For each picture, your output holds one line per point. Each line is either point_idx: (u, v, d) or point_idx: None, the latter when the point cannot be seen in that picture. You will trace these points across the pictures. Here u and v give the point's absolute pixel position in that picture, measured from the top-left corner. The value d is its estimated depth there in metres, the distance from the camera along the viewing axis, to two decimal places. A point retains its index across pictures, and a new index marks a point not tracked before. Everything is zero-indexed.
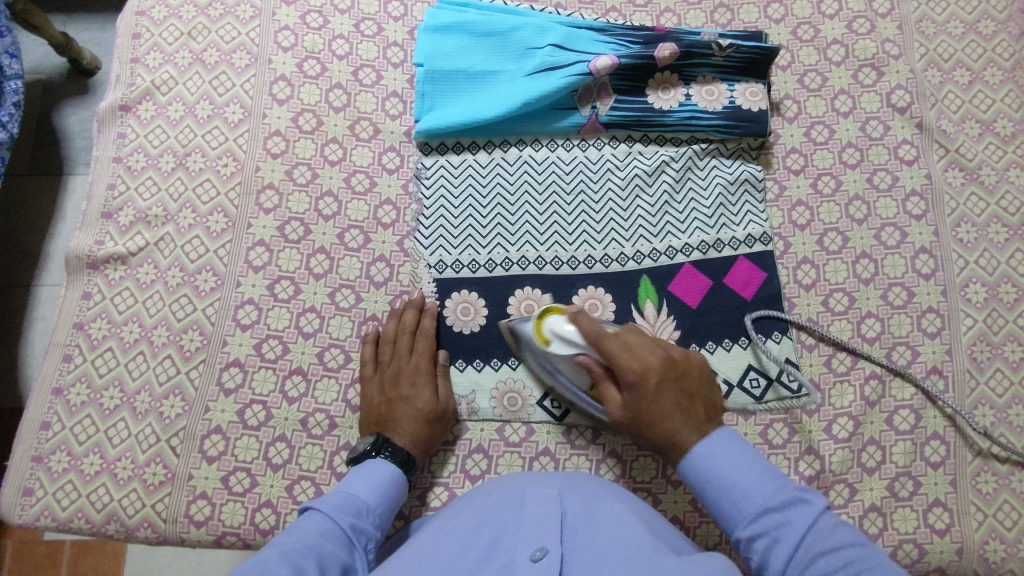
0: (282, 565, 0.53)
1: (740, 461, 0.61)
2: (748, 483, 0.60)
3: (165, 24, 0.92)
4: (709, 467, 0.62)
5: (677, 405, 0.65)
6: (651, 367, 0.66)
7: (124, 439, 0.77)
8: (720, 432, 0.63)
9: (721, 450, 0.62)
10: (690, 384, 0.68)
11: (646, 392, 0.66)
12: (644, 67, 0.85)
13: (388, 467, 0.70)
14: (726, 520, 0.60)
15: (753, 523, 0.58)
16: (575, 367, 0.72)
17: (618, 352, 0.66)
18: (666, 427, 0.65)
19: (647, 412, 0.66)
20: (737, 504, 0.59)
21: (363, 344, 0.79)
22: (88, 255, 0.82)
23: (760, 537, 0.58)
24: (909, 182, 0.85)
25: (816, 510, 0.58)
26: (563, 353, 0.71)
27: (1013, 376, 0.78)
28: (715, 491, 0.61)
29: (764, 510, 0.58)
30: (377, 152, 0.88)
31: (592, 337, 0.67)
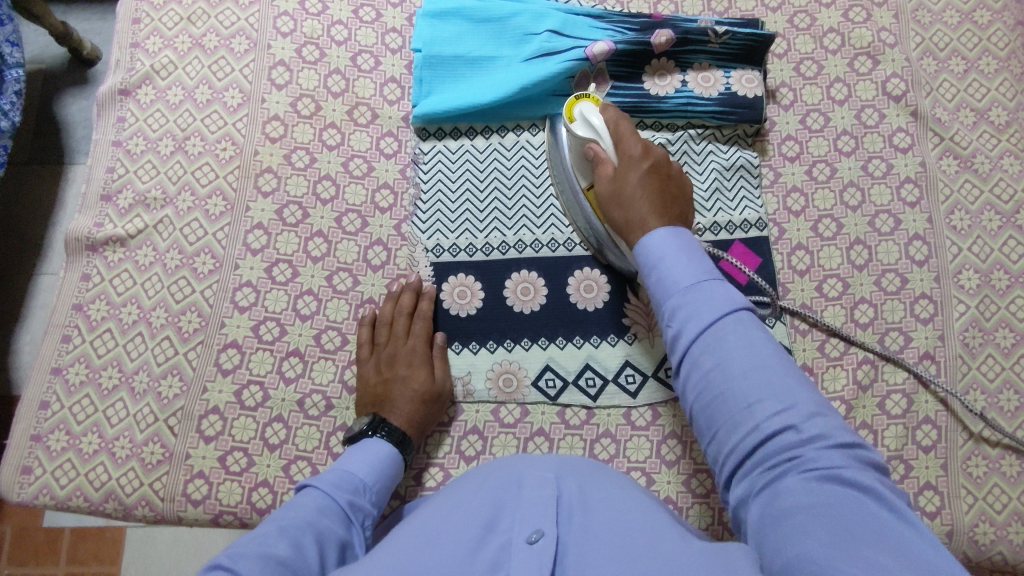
0: (281, 541, 0.54)
1: (683, 253, 0.59)
2: (684, 267, 0.58)
3: (164, 9, 0.92)
4: (659, 248, 0.61)
5: (658, 190, 0.69)
6: (647, 154, 0.71)
7: (122, 418, 0.78)
8: (677, 228, 0.63)
9: (671, 237, 0.61)
10: (677, 190, 0.70)
11: (632, 168, 0.71)
12: (641, 52, 0.86)
13: (384, 447, 0.71)
14: (657, 297, 0.59)
15: (678, 300, 0.57)
16: (584, 158, 0.78)
17: (628, 132, 0.72)
18: (633, 208, 0.68)
19: (624, 191, 0.70)
20: (670, 283, 0.58)
21: (360, 326, 0.80)
22: (87, 237, 0.83)
23: (681, 311, 0.56)
24: (903, 169, 0.86)
25: (739, 304, 0.55)
26: (581, 134, 0.76)
27: (1004, 361, 0.79)
28: (654, 269, 0.60)
29: (692, 289, 0.56)
30: (375, 137, 0.88)
31: (612, 120, 0.74)
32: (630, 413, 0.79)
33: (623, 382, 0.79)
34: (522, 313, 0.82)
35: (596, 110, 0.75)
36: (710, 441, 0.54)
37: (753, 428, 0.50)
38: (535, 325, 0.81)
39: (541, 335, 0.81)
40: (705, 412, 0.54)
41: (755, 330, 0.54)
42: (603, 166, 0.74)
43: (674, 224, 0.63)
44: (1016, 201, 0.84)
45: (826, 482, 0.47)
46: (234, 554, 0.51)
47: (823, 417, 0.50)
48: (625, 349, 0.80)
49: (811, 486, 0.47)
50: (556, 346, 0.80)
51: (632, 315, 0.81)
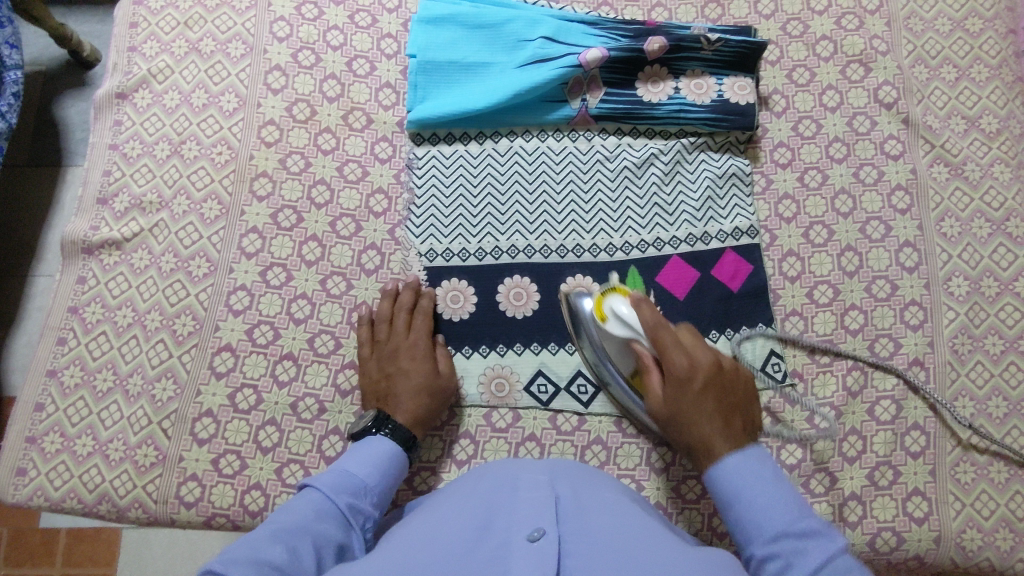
0: (276, 546, 0.55)
1: (761, 475, 0.63)
2: (766, 506, 0.61)
3: (162, 13, 0.93)
4: (734, 480, 0.63)
5: (715, 410, 0.68)
6: (700, 366, 0.68)
7: (116, 421, 0.78)
8: (754, 449, 0.65)
9: (748, 460, 0.64)
10: (734, 397, 0.70)
11: (685, 392, 0.68)
12: (634, 60, 0.87)
13: (388, 444, 0.70)
14: (739, 539, 0.61)
15: (766, 548, 0.59)
16: (625, 351, 0.75)
17: (670, 346, 0.68)
18: (699, 431, 0.67)
19: (685, 412, 0.68)
20: (750, 519, 0.61)
21: (359, 326, 0.80)
22: (82, 240, 0.83)
23: (772, 559, 0.58)
24: (894, 176, 0.86)
25: (836, 548, 0.57)
26: (618, 333, 0.74)
27: (993, 368, 0.79)
28: (732, 506, 0.62)
29: (781, 536, 0.59)
30: (369, 142, 0.89)
31: (648, 325, 0.69)
32: (622, 419, 0.79)
33: None
34: (515, 318, 0.82)
35: (626, 304, 0.73)
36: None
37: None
38: (528, 331, 0.82)
39: (533, 341, 0.81)
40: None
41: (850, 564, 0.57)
42: (649, 369, 0.72)
43: (746, 445, 0.65)
44: (1006, 208, 0.84)
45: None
46: (229, 558, 0.53)
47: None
48: None
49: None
50: (549, 352, 0.81)
51: None
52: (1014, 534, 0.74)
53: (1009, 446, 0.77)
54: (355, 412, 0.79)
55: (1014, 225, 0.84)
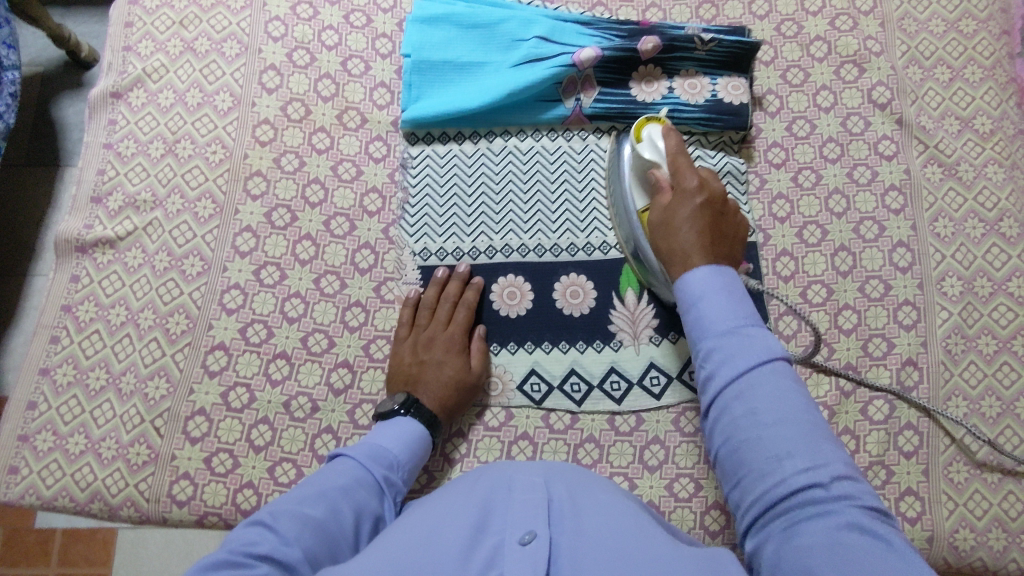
0: (319, 504, 0.59)
1: (722, 288, 0.57)
2: (720, 311, 0.56)
3: (157, 13, 0.93)
4: (698, 283, 0.58)
5: (706, 226, 0.65)
6: (707, 186, 0.68)
7: (108, 420, 0.78)
8: (724, 268, 0.59)
9: (715, 274, 0.58)
10: (728, 229, 0.67)
11: (684, 202, 0.67)
12: (628, 59, 0.87)
13: (418, 428, 0.72)
14: (691, 336, 0.57)
15: (713, 343, 0.55)
16: (644, 180, 0.75)
17: (684, 164, 0.69)
18: (678, 238, 0.65)
19: (674, 219, 0.67)
20: (706, 323, 0.56)
21: (403, 305, 0.82)
22: (76, 239, 0.83)
23: (716, 353, 0.54)
24: (888, 176, 0.87)
25: (775, 352, 0.53)
26: (645, 156, 0.74)
27: (986, 368, 0.79)
28: (693, 307, 0.58)
29: (728, 335, 0.54)
30: (364, 141, 0.89)
31: (670, 151, 0.72)
32: (615, 417, 0.79)
33: (608, 389, 0.80)
34: (509, 316, 0.82)
35: (662, 135, 0.74)
36: (733, 486, 0.53)
37: (779, 481, 0.49)
38: (522, 330, 0.82)
39: (527, 340, 0.82)
40: (730, 456, 0.52)
41: (786, 374, 0.53)
42: (658, 189, 0.72)
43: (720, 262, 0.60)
44: (999, 209, 0.85)
45: (851, 529, 0.46)
46: (277, 511, 0.58)
47: (853, 478, 0.49)
48: (611, 355, 0.81)
49: (832, 533, 0.46)
50: (542, 351, 0.81)
51: (618, 322, 0.82)
52: (1007, 533, 0.74)
53: (1003, 446, 0.76)
54: (348, 410, 0.79)
55: (1007, 226, 0.84)
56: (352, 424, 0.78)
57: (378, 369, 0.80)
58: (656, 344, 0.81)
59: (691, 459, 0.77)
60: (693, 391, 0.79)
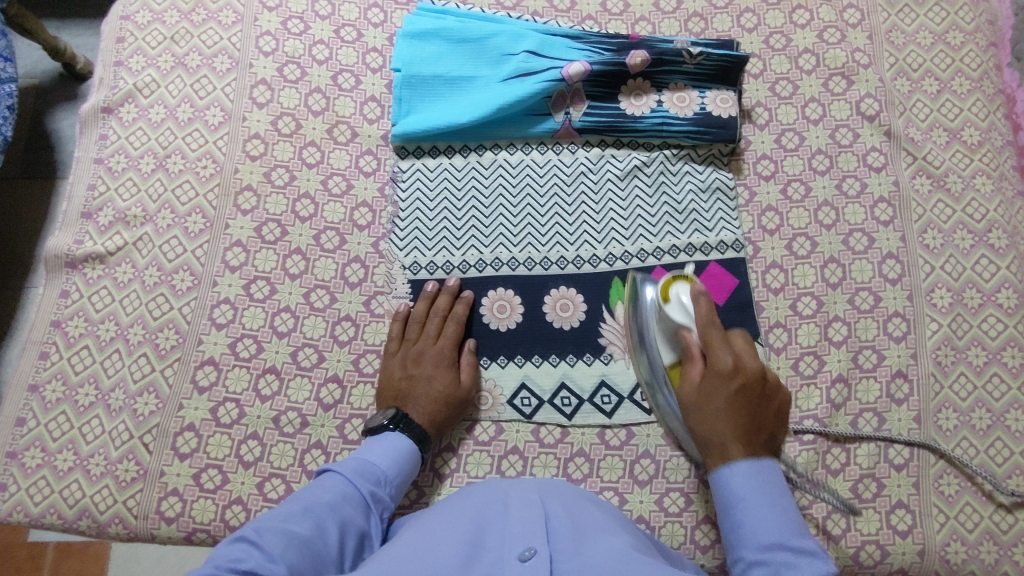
0: (305, 521, 0.59)
1: (761, 491, 0.62)
2: (758, 520, 0.61)
3: (148, 28, 0.93)
4: (735, 488, 0.63)
5: (744, 414, 0.67)
6: (741, 367, 0.68)
7: (97, 436, 0.78)
8: (766, 462, 0.64)
9: (753, 473, 0.63)
10: (767, 411, 0.68)
11: (718, 386, 0.68)
12: (616, 74, 0.87)
13: (407, 443, 0.72)
14: (733, 540, 0.62)
15: (756, 554, 0.59)
16: (672, 339, 0.74)
17: (717, 341, 0.68)
18: (715, 423, 0.67)
19: (711, 404, 0.68)
20: (747, 530, 0.61)
21: (393, 320, 0.82)
22: (66, 254, 0.83)
23: (762, 566, 0.58)
24: (877, 188, 0.87)
25: (824, 570, 0.56)
26: (674, 319, 0.73)
27: (976, 380, 0.79)
28: (732, 509, 0.63)
29: (771, 549, 0.59)
30: (354, 155, 0.89)
31: (700, 320, 0.70)
32: (605, 431, 0.79)
33: (599, 402, 0.79)
34: (499, 331, 0.82)
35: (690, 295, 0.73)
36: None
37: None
38: (512, 343, 0.82)
39: (517, 354, 0.81)
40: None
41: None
42: (689, 358, 0.71)
43: (759, 456, 0.65)
44: (988, 220, 0.85)
45: None
46: (262, 528, 0.57)
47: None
48: (602, 368, 0.81)
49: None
50: (532, 364, 0.81)
51: (608, 335, 0.82)
52: (998, 546, 0.74)
53: (993, 458, 0.76)
54: (338, 425, 0.79)
55: (996, 237, 0.84)
56: (342, 439, 0.78)
57: (367, 384, 0.80)
58: None
59: (681, 473, 0.77)
60: None
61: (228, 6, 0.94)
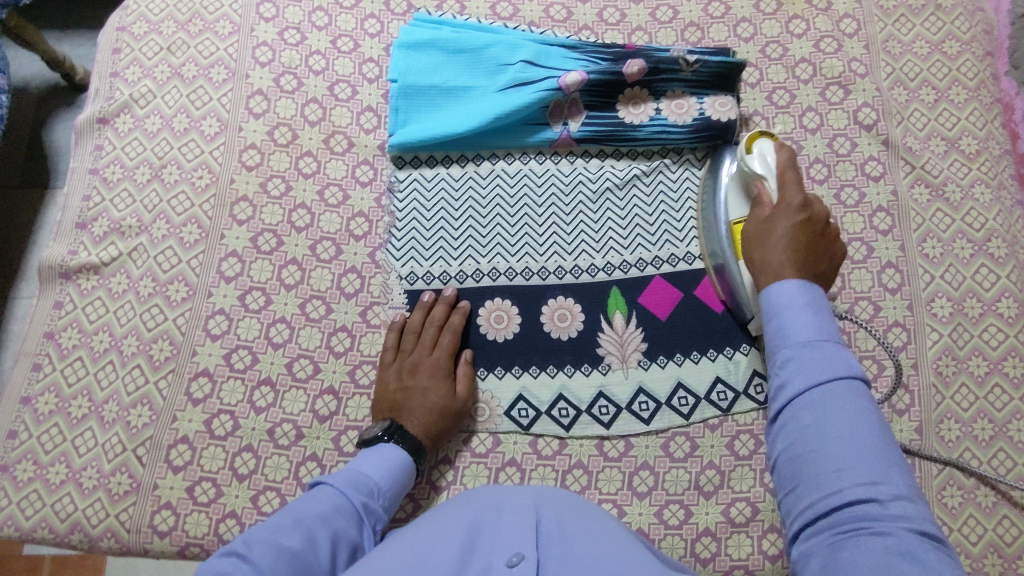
0: (295, 534, 0.58)
1: (810, 306, 0.54)
2: (801, 326, 0.53)
3: (145, 39, 0.93)
4: (784, 299, 0.55)
5: (802, 243, 0.62)
6: (810, 203, 0.65)
7: (90, 448, 0.77)
8: (812, 285, 0.56)
9: (801, 290, 0.55)
10: (826, 251, 0.63)
11: (782, 217, 0.65)
12: (613, 83, 0.87)
13: (401, 454, 0.71)
14: (769, 347, 0.54)
15: (790, 352, 0.52)
16: (745, 193, 0.77)
17: (790, 181, 0.66)
18: (771, 250, 0.62)
19: (769, 226, 0.65)
20: (787, 333, 0.53)
21: (388, 331, 0.81)
22: (60, 265, 0.83)
23: (792, 362, 0.52)
24: (875, 198, 0.86)
25: (850, 371, 0.50)
26: (754, 168, 0.74)
27: (978, 391, 0.79)
28: (775, 318, 0.55)
29: (807, 346, 0.51)
30: (351, 165, 0.89)
31: (779, 167, 0.70)
32: (604, 442, 0.78)
33: (597, 413, 0.79)
34: (496, 341, 0.82)
35: (773, 152, 0.74)
36: (788, 492, 0.50)
37: (834, 492, 0.46)
38: (509, 353, 0.81)
39: (514, 364, 0.81)
40: (790, 462, 0.50)
41: (860, 392, 0.49)
42: (760, 204, 0.70)
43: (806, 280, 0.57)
44: (987, 229, 0.84)
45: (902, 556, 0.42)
46: (250, 542, 0.56)
47: (913, 501, 0.45)
48: (600, 379, 0.80)
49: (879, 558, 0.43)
50: (530, 375, 0.80)
51: (606, 345, 0.81)
52: (1002, 560, 0.73)
53: (996, 470, 0.76)
54: (333, 437, 0.78)
55: (996, 246, 0.84)
56: (337, 451, 0.77)
57: (363, 396, 0.80)
58: (645, 368, 0.80)
59: (681, 485, 0.76)
60: (683, 417, 0.78)
61: (225, 17, 0.94)
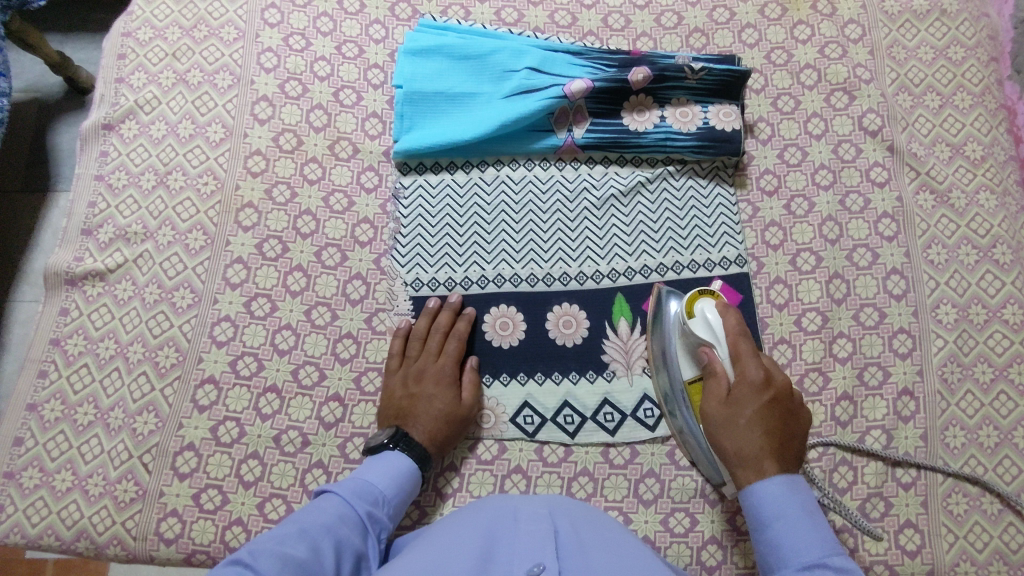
0: (301, 544, 0.58)
1: (800, 512, 0.63)
2: (799, 540, 0.61)
3: (150, 45, 0.93)
4: (767, 501, 0.64)
5: (771, 426, 0.67)
6: (769, 381, 0.69)
7: (96, 455, 0.77)
8: (793, 478, 0.66)
9: (789, 489, 0.64)
10: (793, 427, 0.69)
11: (749, 398, 0.69)
12: (619, 90, 0.87)
13: (405, 461, 0.71)
14: (770, 560, 0.62)
15: (797, 574, 0.59)
16: (694, 354, 0.75)
17: (747, 353, 0.69)
18: (745, 440, 0.67)
19: (737, 410, 0.69)
20: (788, 549, 0.61)
21: (394, 337, 0.81)
22: (66, 272, 0.83)
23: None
24: (880, 204, 0.86)
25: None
26: (698, 334, 0.74)
27: (983, 398, 0.79)
28: (767, 526, 0.63)
29: (809, 568, 0.59)
30: (356, 172, 0.89)
31: (733, 331, 0.72)
32: (609, 450, 0.78)
33: (602, 420, 0.79)
34: (501, 348, 0.82)
35: (715, 311, 0.74)
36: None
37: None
38: (514, 360, 0.81)
39: (519, 371, 0.81)
40: None
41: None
42: (714, 374, 0.72)
43: (785, 471, 0.66)
44: (992, 235, 0.84)
45: None
46: (257, 550, 0.56)
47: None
48: (605, 386, 0.80)
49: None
50: (535, 382, 0.80)
51: (611, 352, 0.81)
52: (1008, 567, 0.73)
53: (1000, 477, 0.76)
54: (339, 444, 0.78)
55: (1001, 252, 0.84)
56: (343, 458, 0.77)
57: (369, 403, 0.80)
58: (650, 376, 0.80)
59: (687, 493, 0.76)
60: None
61: (230, 23, 0.94)
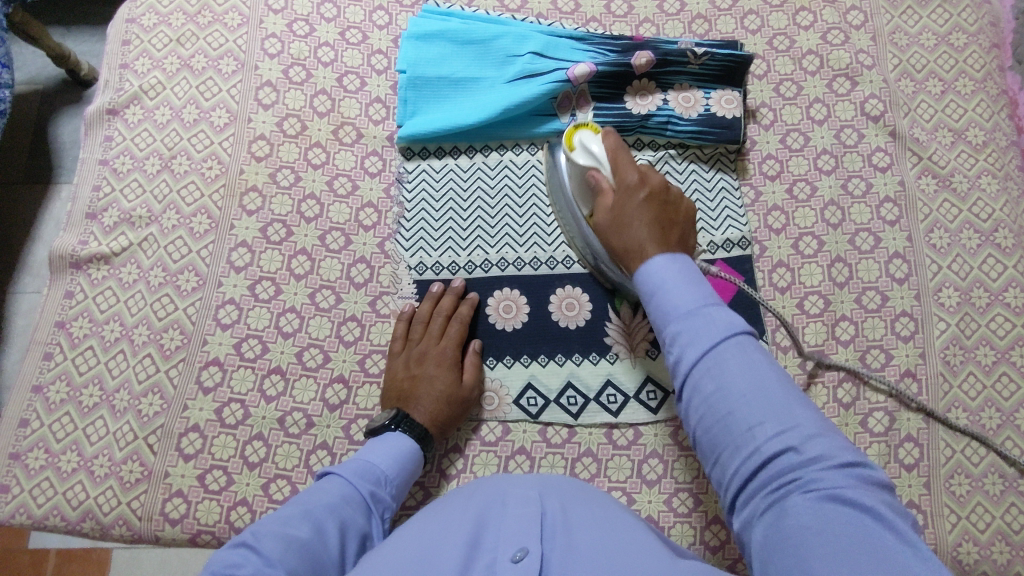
0: (303, 525, 0.58)
1: (681, 274, 0.55)
2: (681, 293, 0.54)
3: (154, 31, 0.93)
4: (653, 273, 0.56)
5: (657, 218, 0.65)
6: (648, 182, 0.67)
7: (101, 437, 0.78)
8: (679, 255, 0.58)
9: (672, 262, 0.56)
10: (678, 221, 0.66)
11: (629, 199, 0.67)
12: (622, 74, 0.87)
13: (407, 442, 0.72)
14: (655, 324, 0.55)
15: (677, 327, 0.53)
16: (583, 188, 0.75)
17: (624, 160, 0.68)
18: (631, 233, 0.64)
19: (624, 215, 0.66)
20: (668, 309, 0.54)
21: (397, 321, 0.81)
22: (71, 255, 0.83)
23: (681, 336, 0.52)
24: (882, 188, 0.87)
25: (740, 324, 0.52)
26: (580, 163, 0.73)
27: (985, 379, 0.79)
28: (654, 297, 0.56)
29: (690, 316, 0.52)
30: (359, 156, 0.89)
31: (610, 147, 0.71)
32: (612, 431, 0.78)
33: (605, 401, 0.79)
34: (504, 331, 0.82)
35: (597, 141, 0.72)
36: (714, 463, 0.51)
37: (753, 451, 0.48)
38: (517, 342, 0.82)
39: (523, 353, 0.81)
40: (707, 434, 0.51)
41: (750, 345, 0.51)
42: (601, 193, 0.70)
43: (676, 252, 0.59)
44: (994, 219, 0.85)
45: (838, 497, 0.44)
46: (259, 533, 0.56)
47: (824, 436, 0.47)
48: (608, 367, 0.80)
49: (817, 507, 0.44)
50: (538, 364, 0.81)
51: (613, 334, 0.81)
52: (1010, 547, 0.73)
53: (1002, 457, 0.76)
54: (343, 426, 0.78)
55: (1003, 236, 0.84)
56: (347, 440, 0.78)
57: (373, 385, 0.80)
58: (652, 358, 0.80)
59: (690, 473, 0.76)
60: None
61: (233, 9, 0.95)
